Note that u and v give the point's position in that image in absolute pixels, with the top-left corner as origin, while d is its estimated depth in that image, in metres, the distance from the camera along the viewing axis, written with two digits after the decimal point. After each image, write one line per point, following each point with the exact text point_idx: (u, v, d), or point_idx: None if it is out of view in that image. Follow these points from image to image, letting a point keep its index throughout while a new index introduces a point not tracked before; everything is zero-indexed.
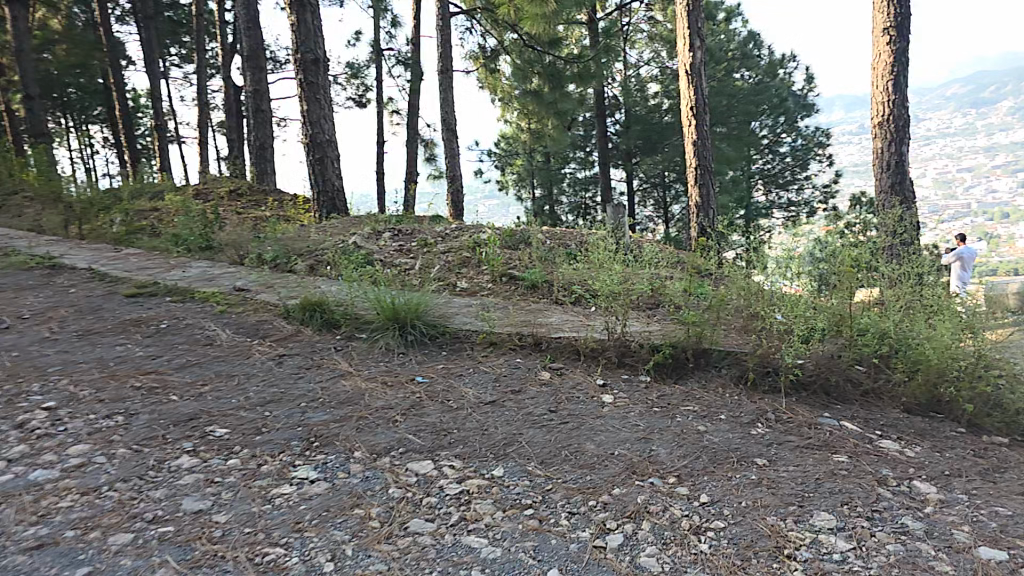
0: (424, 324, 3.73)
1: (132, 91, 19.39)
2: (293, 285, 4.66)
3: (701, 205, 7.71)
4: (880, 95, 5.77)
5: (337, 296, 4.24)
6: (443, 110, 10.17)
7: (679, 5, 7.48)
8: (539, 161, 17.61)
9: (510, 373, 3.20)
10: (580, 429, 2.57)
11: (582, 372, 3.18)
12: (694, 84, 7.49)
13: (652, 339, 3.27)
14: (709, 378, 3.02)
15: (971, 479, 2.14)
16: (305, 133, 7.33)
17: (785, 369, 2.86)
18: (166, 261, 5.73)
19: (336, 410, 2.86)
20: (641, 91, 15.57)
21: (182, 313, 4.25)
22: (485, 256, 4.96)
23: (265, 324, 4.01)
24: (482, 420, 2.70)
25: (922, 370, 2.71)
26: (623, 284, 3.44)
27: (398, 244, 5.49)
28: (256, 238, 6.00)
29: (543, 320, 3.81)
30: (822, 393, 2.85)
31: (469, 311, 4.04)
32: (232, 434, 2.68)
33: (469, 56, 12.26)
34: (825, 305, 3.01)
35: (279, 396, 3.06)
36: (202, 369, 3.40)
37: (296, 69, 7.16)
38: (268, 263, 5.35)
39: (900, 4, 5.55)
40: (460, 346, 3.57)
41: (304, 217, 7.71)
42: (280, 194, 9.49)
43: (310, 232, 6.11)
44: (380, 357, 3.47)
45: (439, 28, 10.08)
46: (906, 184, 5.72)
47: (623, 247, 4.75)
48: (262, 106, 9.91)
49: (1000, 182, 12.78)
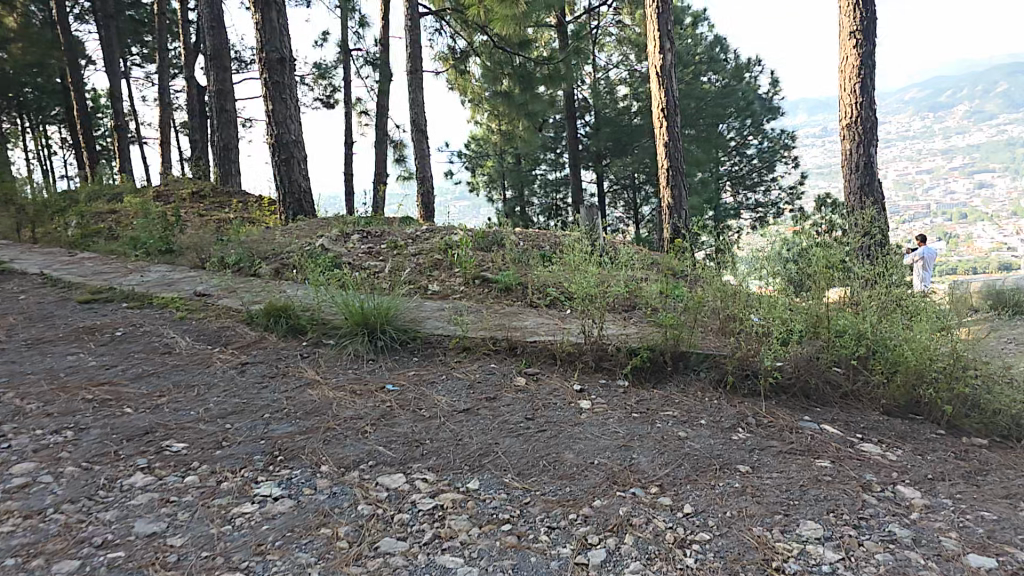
0: (395, 329, 3.61)
1: (91, 90, 18.77)
2: (257, 289, 4.48)
3: (673, 206, 7.72)
4: (848, 98, 5.83)
5: (303, 301, 4.08)
6: (413, 111, 10.03)
7: (649, 8, 7.51)
8: (510, 163, 17.58)
9: (484, 379, 3.10)
10: (558, 437, 2.48)
11: (559, 377, 3.10)
12: (664, 86, 7.51)
13: (630, 342, 3.21)
14: (688, 382, 2.97)
15: (954, 483, 2.14)
16: (270, 134, 7.12)
17: (765, 372, 2.83)
18: (124, 266, 5.48)
19: (302, 421, 2.72)
20: (610, 94, 15.64)
21: (139, 320, 4.05)
22: (458, 258, 4.85)
23: (227, 331, 3.84)
24: (456, 429, 2.60)
25: (900, 372, 2.71)
26: (600, 287, 3.38)
27: (367, 246, 5.34)
28: (219, 241, 5.79)
29: (518, 324, 3.72)
30: (801, 396, 2.82)
31: (441, 315, 3.94)
32: (191, 449, 2.52)
33: (439, 57, 12.13)
34: (802, 307, 2.99)
35: (241, 406, 2.90)
36: (160, 379, 3.22)
37: (261, 67, 6.95)
38: (231, 267, 5.14)
39: (865, 7, 5.64)
40: (432, 352, 3.46)
41: (270, 219, 7.48)
42: (245, 195, 9.22)
43: (276, 234, 5.92)
44: (348, 365, 3.34)
45: (408, 28, 9.94)
46: (873, 185, 5.79)
47: (597, 248, 4.69)
48: (226, 106, 9.63)
49: (957, 184, 13.15)
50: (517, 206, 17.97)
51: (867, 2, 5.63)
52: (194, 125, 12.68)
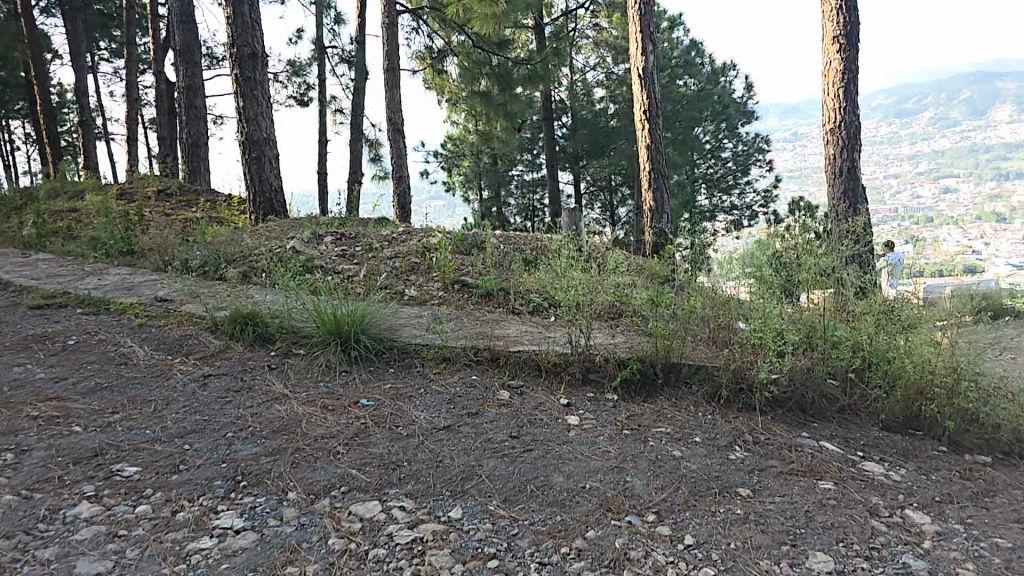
0: (369, 338, 3.40)
1: (57, 85, 18.11)
2: (223, 294, 4.23)
3: (656, 209, 7.65)
4: (831, 102, 5.80)
5: (272, 307, 3.85)
6: (389, 109, 9.79)
7: (631, 8, 7.41)
8: (486, 163, 17.17)
9: (465, 394, 2.92)
10: (545, 458, 2.32)
11: (544, 391, 2.94)
12: (646, 88, 7.43)
13: (618, 352, 3.07)
14: (680, 396, 2.84)
15: (963, 506, 2.03)
16: (241, 131, 6.84)
17: (760, 386, 2.72)
18: (81, 268, 5.16)
19: (268, 441, 2.51)
20: (587, 95, 15.57)
21: (95, 328, 3.77)
22: (436, 262, 4.66)
23: (189, 340, 3.59)
24: (435, 450, 2.42)
25: (901, 385, 2.62)
26: (588, 294, 3.23)
27: (341, 249, 5.12)
28: (185, 242, 5.51)
29: (500, 332, 3.55)
30: (798, 411, 2.71)
31: (419, 323, 3.74)
32: (145, 473, 2.30)
33: (415, 56, 11.89)
34: (797, 316, 2.88)
35: (203, 425, 2.68)
36: (115, 394, 2.97)
37: (231, 62, 6.67)
38: (196, 271, 4.87)
39: (849, 12, 5.59)
40: (410, 362, 3.27)
41: (239, 219, 7.19)
42: (214, 194, 8.88)
43: (244, 235, 5.65)
44: (320, 377, 3.13)
45: (384, 25, 9.70)
46: (857, 192, 5.78)
47: (580, 252, 4.54)
48: (195, 102, 9.27)
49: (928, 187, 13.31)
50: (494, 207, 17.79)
51: (850, 7, 5.59)
52: (162, 121, 12.25)
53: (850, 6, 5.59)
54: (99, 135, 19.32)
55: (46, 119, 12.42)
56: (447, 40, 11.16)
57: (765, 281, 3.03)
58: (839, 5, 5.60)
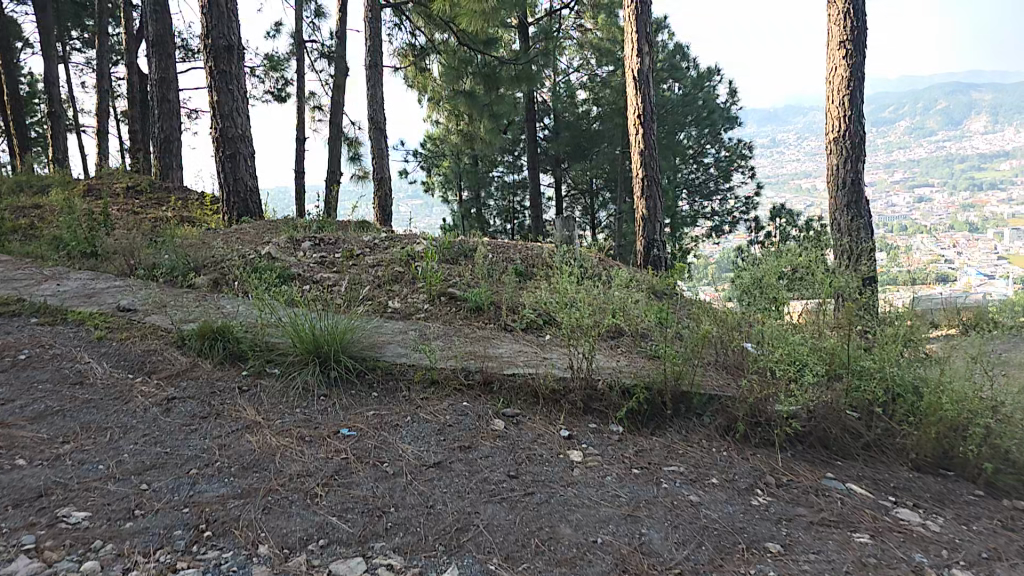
0: (351, 357, 3.11)
1: (28, 75, 17.45)
2: (191, 304, 3.89)
3: (648, 216, 7.44)
4: (836, 110, 5.64)
5: (244, 320, 3.53)
6: (371, 107, 9.48)
7: (628, 8, 7.21)
8: (466, 164, 16.71)
9: (456, 424, 2.68)
10: (551, 507, 2.09)
11: (543, 421, 2.74)
12: (641, 90, 7.25)
13: (621, 378, 2.89)
14: (691, 429, 2.72)
15: (1015, 564, 1.88)
16: (214, 127, 6.51)
17: (781, 422, 2.64)
18: (38, 271, 4.77)
19: (237, 480, 2.22)
20: (570, 97, 15.29)
21: (49, 340, 3.40)
22: (422, 271, 4.39)
23: (153, 356, 3.25)
24: (426, 492, 2.17)
25: (933, 424, 2.56)
26: (588, 314, 3.02)
27: (320, 256, 4.82)
28: (152, 243, 5.15)
29: (491, 352, 3.31)
30: (820, 447, 2.68)
31: (405, 339, 3.48)
32: (94, 521, 1.95)
33: (397, 53, 11.60)
34: (814, 345, 2.77)
35: (164, 459, 2.35)
36: (67, 420, 2.61)
37: (206, 56, 6.34)
38: (162, 277, 4.52)
39: (856, 17, 5.46)
40: (395, 385, 3.01)
41: (212, 220, 6.83)
42: (187, 191, 8.48)
43: (216, 239, 5.32)
44: (294, 403, 2.84)
45: (367, 19, 9.38)
46: (860, 204, 5.61)
47: (576, 263, 4.31)
48: (169, 96, 8.82)
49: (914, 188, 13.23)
50: (474, 208, 17.60)
51: (858, 12, 5.46)
52: (135, 115, 11.77)
53: (858, 12, 5.46)
54: (69, 127, 18.62)
55: (14, 111, 11.86)
56: (430, 38, 11.00)
57: (740, 284, 3.17)
58: (847, 10, 5.47)
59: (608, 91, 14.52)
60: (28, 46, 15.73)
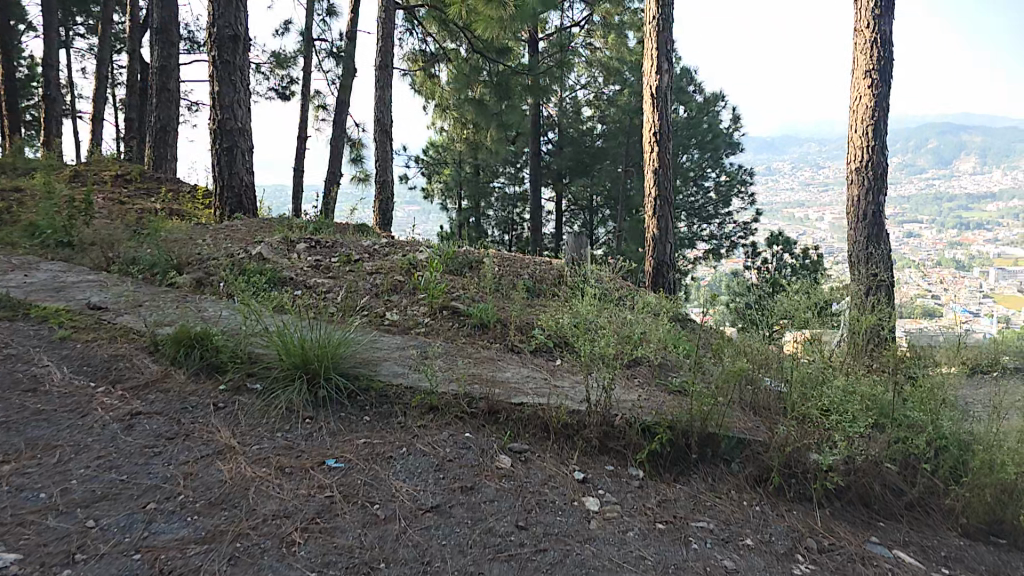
0: (342, 376, 2.79)
1: (27, 58, 17.03)
2: (168, 306, 3.55)
3: (658, 237, 7.18)
4: (858, 140, 5.40)
5: (225, 327, 3.20)
6: (378, 109, 9.21)
7: (648, 24, 7.00)
8: (467, 173, 16.64)
9: (457, 458, 2.39)
10: (568, 570, 1.80)
11: (554, 460, 2.45)
12: (659, 107, 7.00)
13: (642, 414, 2.61)
14: (719, 476, 2.43)
15: None
16: (214, 118, 6.20)
17: (819, 476, 2.36)
18: (6, 260, 4.40)
19: (202, 519, 1.91)
20: (576, 113, 15.28)
21: (5, 337, 3.04)
22: (424, 282, 4.09)
23: (119, 362, 2.91)
24: (423, 545, 1.87)
25: (990, 489, 2.29)
26: (608, 343, 2.72)
27: (315, 260, 4.52)
28: (134, 237, 4.81)
29: (497, 376, 3.01)
30: (860, 505, 2.36)
31: (403, 357, 3.18)
32: (25, 565, 1.62)
33: (407, 57, 11.44)
34: (857, 391, 2.49)
35: (119, 489, 2.03)
36: (10, 434, 2.26)
37: (209, 45, 6.06)
38: (140, 274, 4.17)
39: (884, 47, 5.25)
40: (389, 411, 2.70)
41: (203, 215, 6.49)
42: (178, 184, 8.13)
43: (203, 237, 5.00)
44: (274, 426, 2.51)
45: (380, 19, 9.13)
46: (882, 237, 5.36)
47: (592, 282, 4.03)
48: (168, 85, 8.50)
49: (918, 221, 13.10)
50: (472, 216, 17.22)
51: (887, 40, 5.25)
52: (132, 104, 11.44)
53: (885, 41, 5.25)
54: (64, 112, 18.15)
55: (9, 93, 11.49)
56: (443, 45, 10.86)
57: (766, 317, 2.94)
58: (876, 38, 5.26)
59: (613, 109, 14.53)
60: (29, 28, 15.34)
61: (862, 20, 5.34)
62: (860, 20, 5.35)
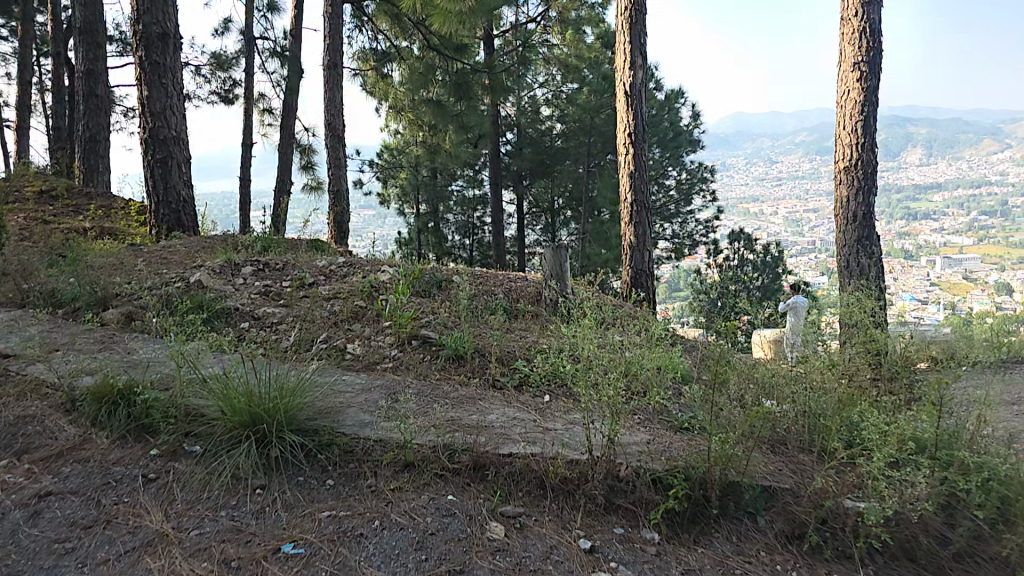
0: (298, 432, 2.39)
1: None
2: (89, 351, 3.05)
3: (635, 245, 6.93)
4: (846, 137, 5.24)
5: (158, 375, 2.75)
6: (328, 112, 8.70)
7: (620, 18, 6.74)
8: (425, 177, 16.14)
9: (441, 531, 2.01)
10: None
11: (555, 525, 2.10)
12: (633, 106, 6.75)
13: (652, 463, 2.30)
14: (745, 534, 2.13)
15: None
16: (144, 127, 5.66)
17: (859, 530, 2.07)
18: None
19: None
20: (534, 112, 15.03)
21: None
22: (389, 307, 3.69)
23: (27, 427, 2.42)
24: None
25: None
26: (611, 379, 2.38)
27: (263, 286, 4.08)
28: (54, 266, 4.27)
29: (479, 421, 2.65)
30: (905, 560, 2.08)
31: (370, 402, 2.78)
32: None
33: (358, 56, 10.94)
34: (892, 426, 2.21)
35: None
36: None
37: (135, 44, 5.52)
38: (62, 311, 3.68)
39: (872, 36, 5.06)
40: (358, 470, 2.31)
41: (138, 233, 5.93)
42: (110, 198, 7.48)
43: (136, 261, 4.50)
44: (218, 503, 2.09)
45: (327, 15, 8.64)
46: (870, 239, 5.20)
47: (571, 301, 3.71)
48: (97, 90, 7.81)
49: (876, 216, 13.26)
50: (431, 222, 16.92)
51: (874, 31, 5.05)
52: (59, 110, 10.60)
53: (874, 31, 5.06)
54: None
55: None
56: (395, 43, 10.53)
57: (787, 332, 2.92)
58: (862, 28, 5.06)
59: (573, 108, 14.30)
60: None
61: (848, 10, 5.15)
62: (846, 10, 5.16)
